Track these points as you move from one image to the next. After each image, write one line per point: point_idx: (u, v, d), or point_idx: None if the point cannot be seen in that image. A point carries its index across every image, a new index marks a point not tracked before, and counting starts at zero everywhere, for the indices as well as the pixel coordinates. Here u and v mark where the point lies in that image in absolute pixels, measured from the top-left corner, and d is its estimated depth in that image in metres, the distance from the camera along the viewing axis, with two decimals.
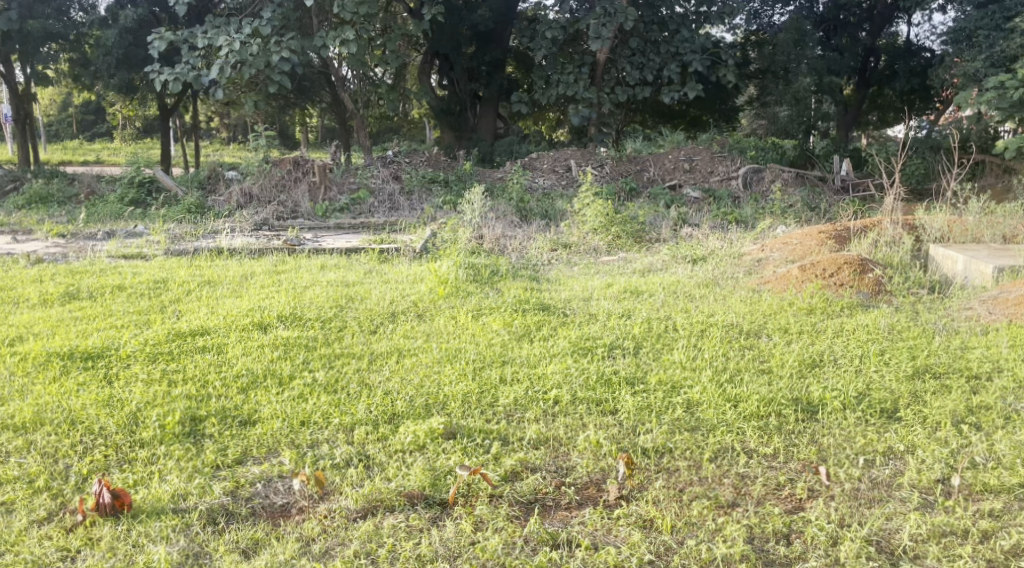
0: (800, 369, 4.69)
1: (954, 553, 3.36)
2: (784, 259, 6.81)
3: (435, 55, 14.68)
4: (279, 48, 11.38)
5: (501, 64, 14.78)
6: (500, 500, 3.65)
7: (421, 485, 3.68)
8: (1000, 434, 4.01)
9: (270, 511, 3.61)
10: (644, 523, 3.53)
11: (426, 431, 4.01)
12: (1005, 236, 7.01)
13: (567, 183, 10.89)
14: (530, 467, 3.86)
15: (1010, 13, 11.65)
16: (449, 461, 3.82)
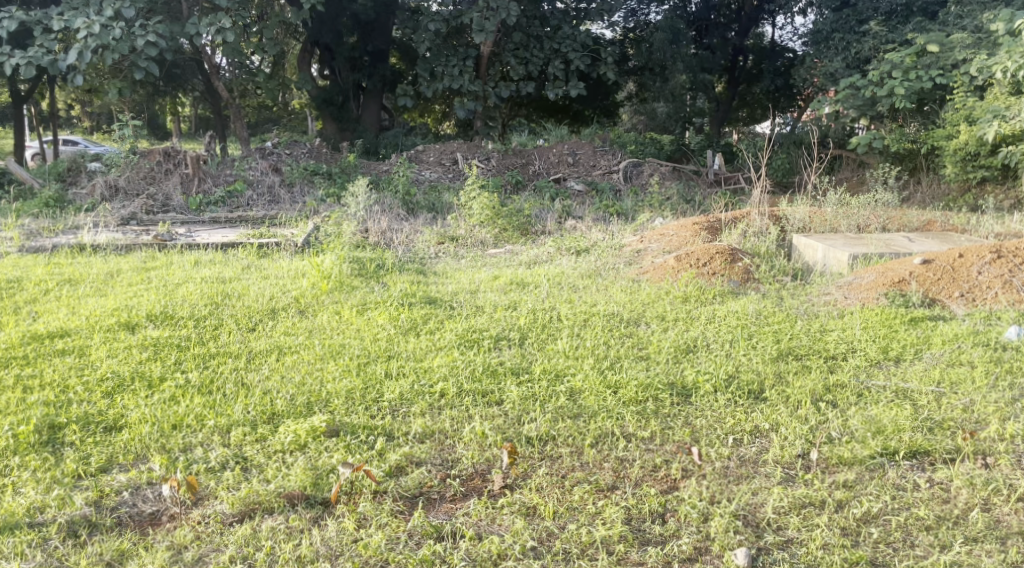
0: (676, 355, 4.89)
1: (812, 522, 3.59)
2: (661, 250, 7.06)
3: (315, 45, 14.49)
4: (145, 33, 11.02)
5: (384, 54, 14.67)
6: (384, 496, 3.68)
7: (302, 485, 3.68)
8: (853, 411, 4.27)
9: (138, 520, 3.55)
10: (527, 510, 3.63)
11: (308, 429, 3.99)
12: (860, 226, 7.43)
13: (453, 176, 10.99)
14: (415, 461, 3.91)
15: (862, 18, 12.43)
16: (332, 460, 3.82)
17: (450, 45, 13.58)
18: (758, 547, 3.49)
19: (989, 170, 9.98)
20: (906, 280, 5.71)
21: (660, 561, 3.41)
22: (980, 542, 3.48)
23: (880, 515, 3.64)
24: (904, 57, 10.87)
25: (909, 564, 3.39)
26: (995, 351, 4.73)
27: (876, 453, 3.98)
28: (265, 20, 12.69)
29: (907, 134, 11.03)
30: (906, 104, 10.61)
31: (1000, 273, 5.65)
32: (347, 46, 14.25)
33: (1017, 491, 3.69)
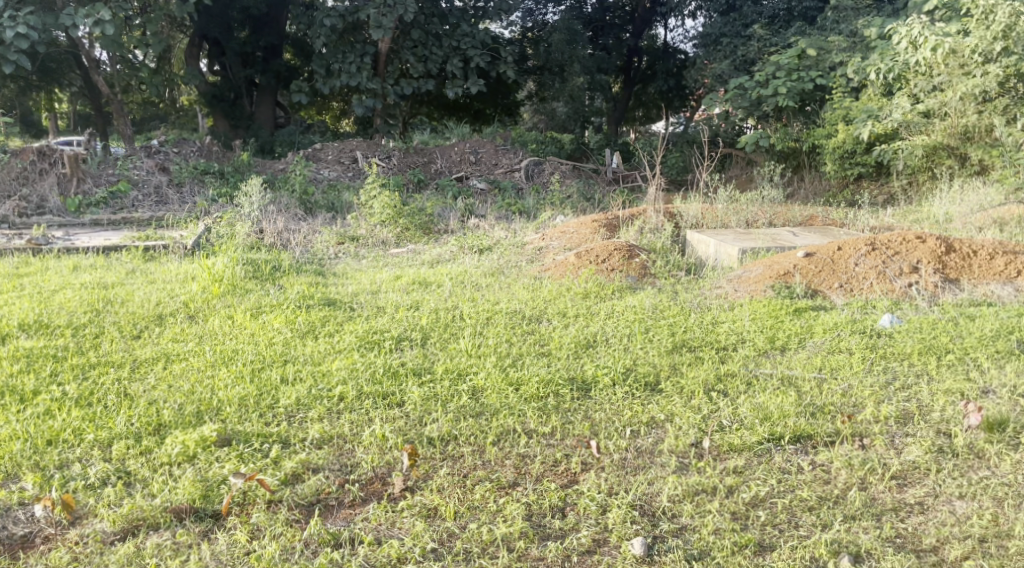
0: (576, 350, 4.94)
1: (704, 509, 3.53)
2: (562, 247, 7.16)
3: (205, 39, 14.22)
4: (15, 24, 10.55)
5: (277, 49, 14.43)
6: (279, 505, 3.58)
7: (190, 498, 3.56)
8: (742, 399, 4.31)
9: (9, 544, 3.41)
10: (428, 512, 3.54)
11: (198, 440, 3.89)
12: (749, 222, 7.69)
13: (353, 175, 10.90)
14: (312, 467, 3.81)
15: (747, 21, 13.01)
16: (223, 470, 3.72)
17: (346, 42, 13.45)
18: (655, 535, 3.41)
19: (865, 167, 10.65)
20: (790, 272, 5.94)
21: (559, 556, 3.32)
22: (858, 520, 3.41)
23: (767, 498, 3.58)
24: (787, 58, 11.38)
25: (793, 544, 3.31)
26: (871, 338, 4.93)
27: (762, 439, 3.96)
28: (148, 13, 12.27)
29: (790, 132, 11.48)
30: (789, 103, 11.15)
31: (875, 265, 5.94)
32: (237, 41, 14.08)
33: (891, 469, 3.65)
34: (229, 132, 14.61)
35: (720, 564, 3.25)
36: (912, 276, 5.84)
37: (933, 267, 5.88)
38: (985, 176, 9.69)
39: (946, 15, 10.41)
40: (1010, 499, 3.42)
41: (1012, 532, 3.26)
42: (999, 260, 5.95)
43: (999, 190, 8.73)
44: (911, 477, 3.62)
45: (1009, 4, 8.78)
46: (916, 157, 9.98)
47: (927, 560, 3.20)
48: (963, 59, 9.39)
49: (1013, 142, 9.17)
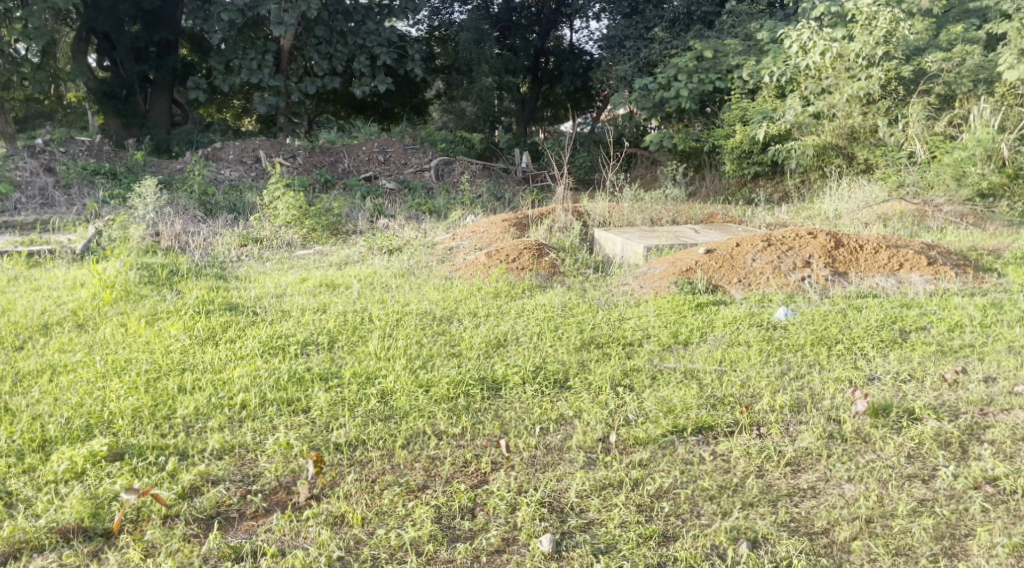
0: (486, 350, 4.85)
1: (610, 502, 3.50)
2: (473, 247, 7.19)
3: (93, 33, 13.75)
4: None
5: (171, 45, 14.04)
6: (175, 520, 3.47)
7: (78, 517, 3.44)
8: (647, 393, 4.33)
9: None
10: (334, 520, 3.45)
11: (87, 455, 3.75)
12: (653, 220, 7.88)
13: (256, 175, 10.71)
14: (212, 479, 3.70)
15: (649, 24, 13.42)
16: (114, 487, 3.59)
17: (247, 37, 13.28)
18: (562, 531, 3.37)
19: (760, 166, 11.00)
20: (692, 268, 6.11)
21: (468, 557, 3.27)
22: (755, 506, 3.47)
23: (671, 489, 3.60)
24: (688, 60, 11.52)
25: (695, 533, 3.32)
26: (767, 330, 5.10)
27: (666, 431, 3.99)
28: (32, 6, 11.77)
29: (691, 133, 11.73)
30: (690, 104, 11.46)
31: (770, 260, 6.14)
32: (127, 35, 13.54)
33: (786, 456, 3.76)
34: (122, 131, 14.15)
35: (626, 556, 3.23)
36: (804, 270, 6.06)
37: (823, 261, 6.12)
38: (870, 174, 10.12)
39: (834, 22, 10.98)
40: (895, 480, 3.55)
41: (896, 511, 3.38)
42: (884, 253, 6.21)
43: (884, 186, 9.09)
44: (805, 462, 3.73)
45: (891, 11, 9.63)
46: (807, 156, 10.36)
47: (819, 542, 3.27)
48: (848, 63, 10.07)
49: (895, 142, 9.80)
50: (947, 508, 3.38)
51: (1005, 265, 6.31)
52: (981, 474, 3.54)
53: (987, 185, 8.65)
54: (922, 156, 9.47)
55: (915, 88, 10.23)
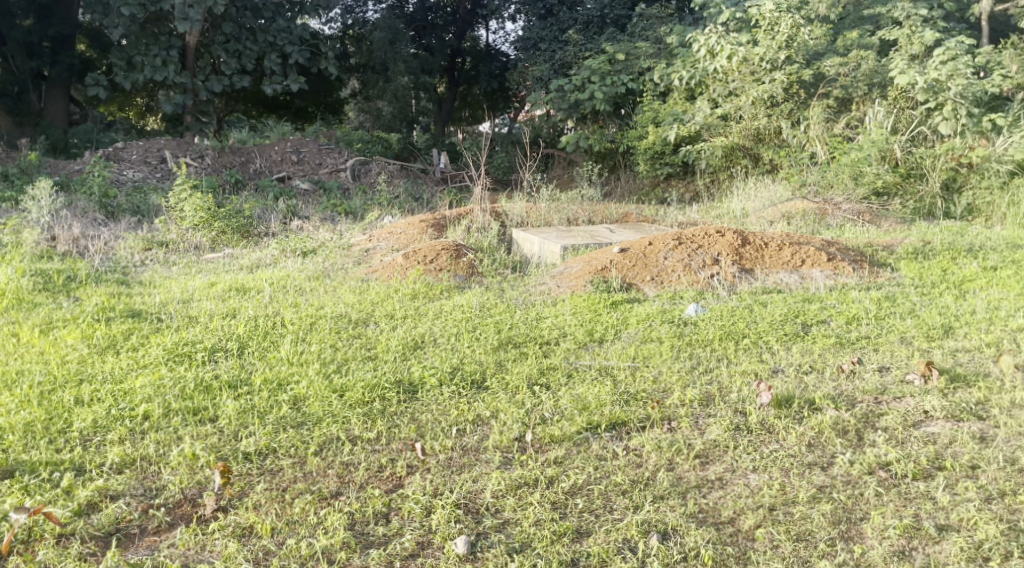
0: (403, 352, 4.82)
1: (526, 501, 3.52)
2: (389, 248, 7.15)
3: None
4: None
5: (67, 40, 13.59)
6: (71, 539, 3.36)
7: None
8: (563, 391, 4.36)
9: None
10: (242, 531, 3.39)
11: None
12: (570, 219, 7.96)
13: (161, 176, 10.46)
14: (111, 495, 3.60)
15: (563, 26, 13.59)
16: (4, 506, 3.46)
17: (150, 33, 12.82)
18: (477, 532, 3.37)
19: (672, 167, 11.23)
20: (607, 267, 6.20)
21: (381, 563, 3.24)
22: (665, 499, 3.53)
23: (584, 485, 3.63)
24: (598, 62, 11.86)
25: (608, 528, 3.36)
26: (678, 327, 5.21)
27: (581, 428, 4.03)
28: None
29: (606, 134, 11.93)
30: (604, 106, 11.71)
31: (681, 258, 6.28)
32: (20, 30, 13.06)
33: (695, 448, 3.85)
34: (16, 130, 13.63)
35: (541, 554, 3.25)
36: (713, 267, 6.20)
37: (731, 259, 6.27)
38: (774, 174, 10.40)
39: (739, 27, 11.47)
40: (796, 468, 3.66)
41: (797, 498, 3.48)
42: (788, 250, 6.39)
43: (788, 185, 9.38)
44: (713, 454, 3.82)
45: (792, 17, 10.10)
46: (716, 157, 10.61)
47: (725, 531, 3.35)
48: (753, 67, 10.40)
49: (798, 143, 10.10)
50: (844, 493, 3.49)
51: (899, 259, 6.57)
52: (874, 460, 3.67)
53: (881, 185, 8.86)
54: (823, 156, 9.72)
55: (814, 91, 10.61)
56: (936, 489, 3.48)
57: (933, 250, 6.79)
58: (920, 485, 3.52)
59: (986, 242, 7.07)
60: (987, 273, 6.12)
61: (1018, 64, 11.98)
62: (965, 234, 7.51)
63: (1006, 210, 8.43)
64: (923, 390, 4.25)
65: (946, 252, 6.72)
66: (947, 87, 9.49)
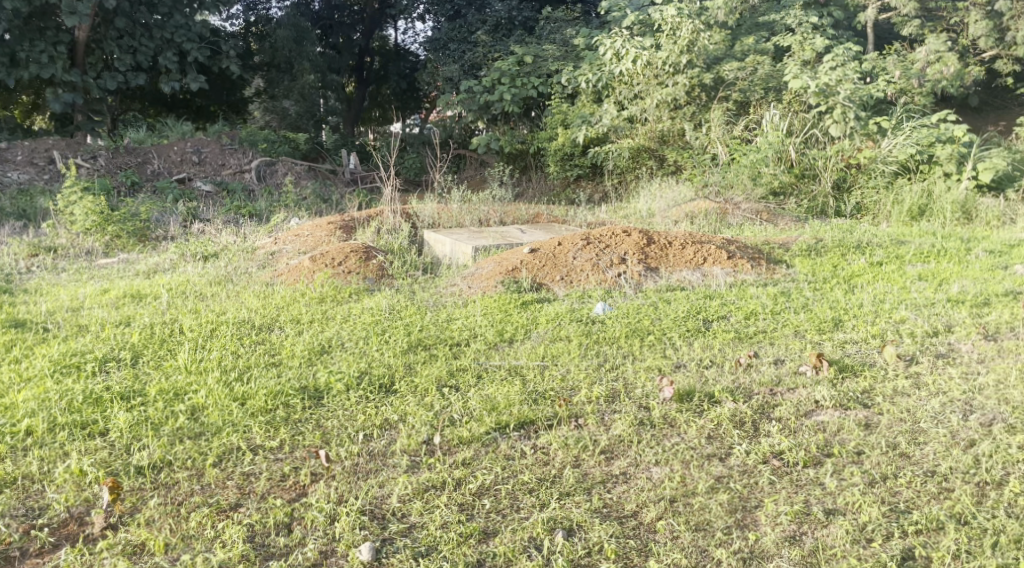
0: (309, 358, 4.75)
1: (433, 504, 3.51)
2: (296, 251, 7.05)
3: None
4: None
5: None
6: None
7: None
8: (472, 392, 4.37)
9: None
10: (133, 550, 3.31)
11: None
12: (482, 220, 7.98)
13: (50, 177, 10.26)
14: None
15: (472, 27, 13.56)
16: None
17: (34, 27, 11.99)
18: (382, 538, 3.35)
19: (582, 169, 11.37)
20: (517, 267, 6.23)
21: None
22: (571, 496, 3.58)
23: (492, 485, 3.65)
24: (510, 65, 12.16)
25: (514, 527, 3.39)
26: (586, 325, 5.27)
27: (489, 428, 4.04)
28: None
29: (516, 136, 12.02)
30: (514, 108, 11.97)
31: (590, 258, 6.37)
32: None
33: (600, 444, 3.90)
34: None
35: (447, 558, 3.25)
36: (620, 266, 6.30)
37: (637, 258, 6.39)
38: (680, 176, 10.55)
39: (643, 31, 11.82)
40: (696, 460, 3.75)
41: (696, 490, 3.57)
42: (690, 249, 6.54)
43: (691, 185, 9.59)
44: (618, 450, 3.88)
45: (692, 23, 10.56)
46: (622, 158, 10.78)
47: (628, 524, 3.41)
48: (657, 70, 10.73)
49: (700, 145, 10.35)
50: (740, 482, 3.59)
51: (793, 257, 6.80)
52: (768, 449, 3.78)
53: (778, 185, 9.25)
54: (724, 157, 9.97)
55: (714, 94, 10.98)
56: (824, 475, 3.61)
57: (825, 247, 7.04)
58: (810, 472, 3.65)
59: (873, 239, 7.38)
60: (874, 269, 6.40)
61: (901, 70, 12.53)
62: (854, 231, 7.81)
63: (892, 209, 8.79)
64: (813, 380, 4.41)
65: (836, 248, 6.98)
66: (836, 92, 9.90)
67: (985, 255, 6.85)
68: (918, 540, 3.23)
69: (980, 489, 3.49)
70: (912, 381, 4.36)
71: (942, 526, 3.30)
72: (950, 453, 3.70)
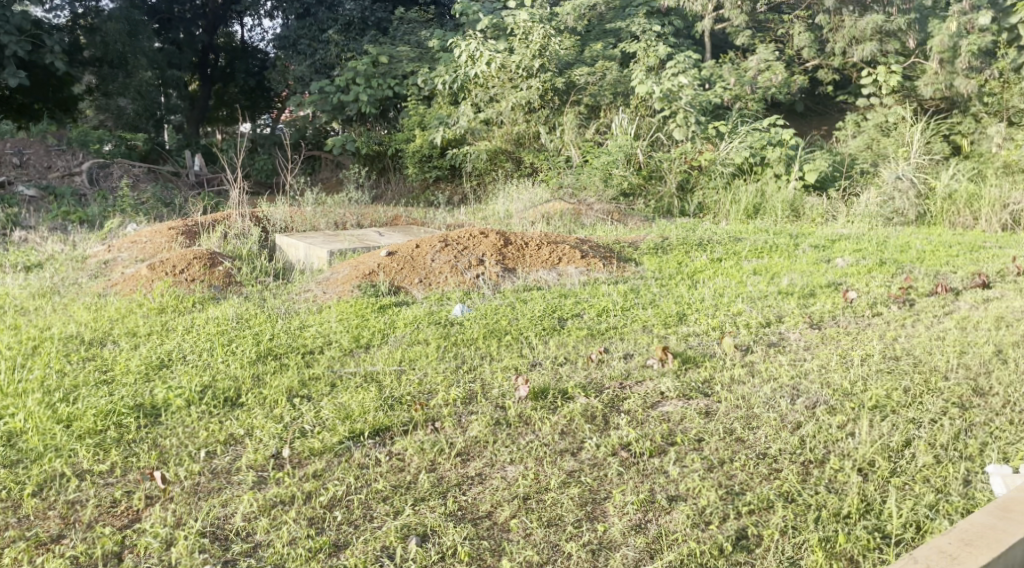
0: (145, 373, 4.52)
1: (280, 520, 3.39)
2: (132, 259, 6.71)
3: None
4: None
5: None
6: None
7: None
8: (325, 401, 4.25)
9: None
10: None
11: None
12: (337, 223, 7.83)
13: None
14: None
15: (322, 26, 13.11)
16: None
17: None
18: (224, 560, 3.21)
19: (440, 170, 11.34)
20: (374, 271, 6.13)
21: None
22: (426, 501, 3.53)
23: (344, 496, 3.56)
24: (364, 65, 12.01)
25: (366, 538, 3.31)
26: (444, 328, 5.23)
27: (343, 438, 3.94)
28: None
29: (373, 137, 11.86)
30: (370, 109, 11.86)
31: (448, 259, 6.34)
32: None
33: (456, 446, 3.87)
34: None
35: None
36: (478, 268, 6.30)
37: (494, 259, 6.40)
38: (535, 177, 10.70)
39: (496, 34, 12.03)
40: (548, 456, 3.78)
41: (549, 486, 3.59)
42: (546, 249, 6.61)
43: (546, 186, 9.72)
44: (474, 451, 3.86)
45: (542, 27, 10.84)
46: (480, 161, 10.82)
47: (481, 526, 3.39)
48: (511, 73, 11.01)
49: (554, 148, 10.52)
50: (590, 476, 3.64)
51: (641, 254, 6.98)
52: (617, 441, 3.85)
53: (628, 186, 9.52)
54: (577, 159, 10.17)
55: (566, 98, 11.13)
56: (668, 463, 3.70)
57: (670, 245, 7.26)
58: (655, 461, 3.73)
59: (713, 236, 7.68)
60: (715, 265, 6.65)
61: (735, 78, 13.12)
62: (697, 229, 8.10)
63: (730, 208, 9.21)
64: (660, 372, 4.52)
65: (680, 246, 7.21)
66: (679, 97, 10.44)
67: (811, 250, 7.24)
68: (751, 520, 3.34)
69: (805, 468, 3.65)
70: (747, 369, 4.55)
71: (772, 505, 3.42)
72: (779, 436, 3.86)
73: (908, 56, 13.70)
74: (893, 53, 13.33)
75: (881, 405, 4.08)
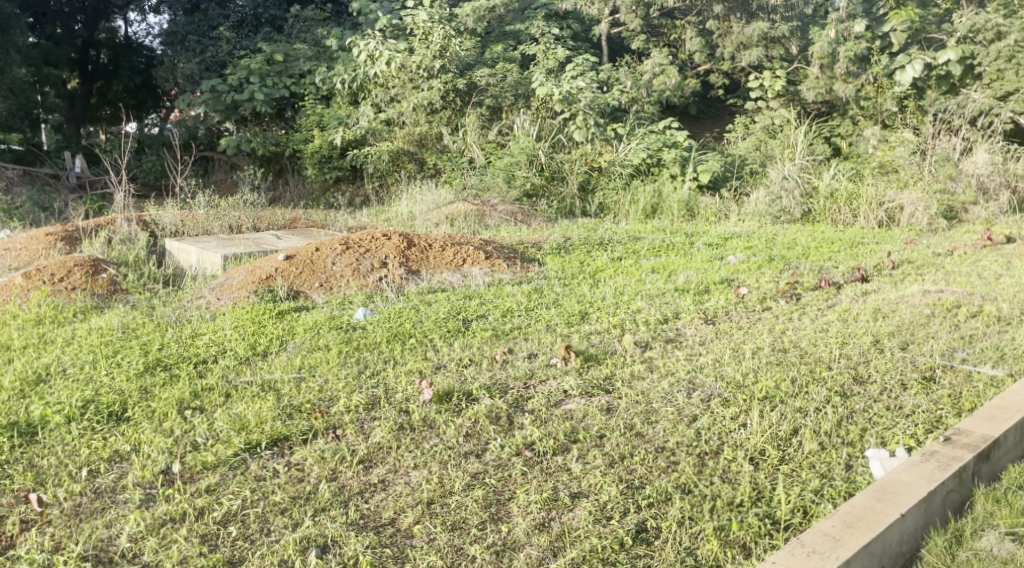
0: (20, 389, 4.27)
1: (169, 539, 3.25)
2: (7, 268, 6.36)
3: None
4: None
5: None
6: None
7: None
8: (218, 412, 4.10)
9: None
10: None
11: None
12: (230, 227, 7.59)
13: None
14: None
15: (213, 23, 12.81)
16: None
17: None
18: None
19: (341, 171, 11.11)
20: (271, 275, 5.96)
21: None
22: (326, 511, 3.43)
23: (239, 511, 3.42)
24: (258, 63, 11.75)
25: (262, 552, 3.20)
26: (346, 332, 5.12)
27: (238, 450, 3.80)
28: None
29: (269, 138, 11.54)
30: (266, 108, 11.60)
31: (349, 262, 6.21)
32: None
33: (358, 453, 3.78)
34: None
35: None
36: (381, 270, 6.21)
37: (397, 261, 6.31)
38: (437, 177, 10.63)
39: (395, 34, 11.95)
40: (453, 459, 3.72)
41: (453, 489, 3.54)
42: (450, 251, 6.54)
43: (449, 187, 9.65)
44: (377, 457, 3.78)
45: (443, 28, 10.88)
46: (383, 162, 10.60)
47: (384, 533, 3.31)
48: (411, 74, 10.91)
49: (457, 148, 10.50)
50: (495, 477, 3.61)
51: (544, 254, 7.00)
52: (521, 441, 3.83)
53: (531, 187, 9.59)
54: (480, 160, 10.15)
55: (468, 100, 11.09)
56: (570, 461, 3.69)
57: (573, 245, 7.30)
58: (558, 459, 3.72)
59: (614, 236, 7.77)
60: (616, 263, 6.71)
61: (632, 82, 13.16)
62: (598, 229, 8.18)
63: (629, 208, 9.32)
64: (563, 371, 4.52)
65: (582, 246, 7.25)
66: (578, 99, 10.53)
67: (705, 248, 7.39)
68: (650, 513, 3.35)
69: (700, 460, 3.69)
70: (646, 365, 4.59)
71: (670, 497, 3.45)
72: (677, 429, 3.90)
73: (792, 61, 14.14)
74: (778, 58, 13.81)
75: (771, 396, 4.18)
